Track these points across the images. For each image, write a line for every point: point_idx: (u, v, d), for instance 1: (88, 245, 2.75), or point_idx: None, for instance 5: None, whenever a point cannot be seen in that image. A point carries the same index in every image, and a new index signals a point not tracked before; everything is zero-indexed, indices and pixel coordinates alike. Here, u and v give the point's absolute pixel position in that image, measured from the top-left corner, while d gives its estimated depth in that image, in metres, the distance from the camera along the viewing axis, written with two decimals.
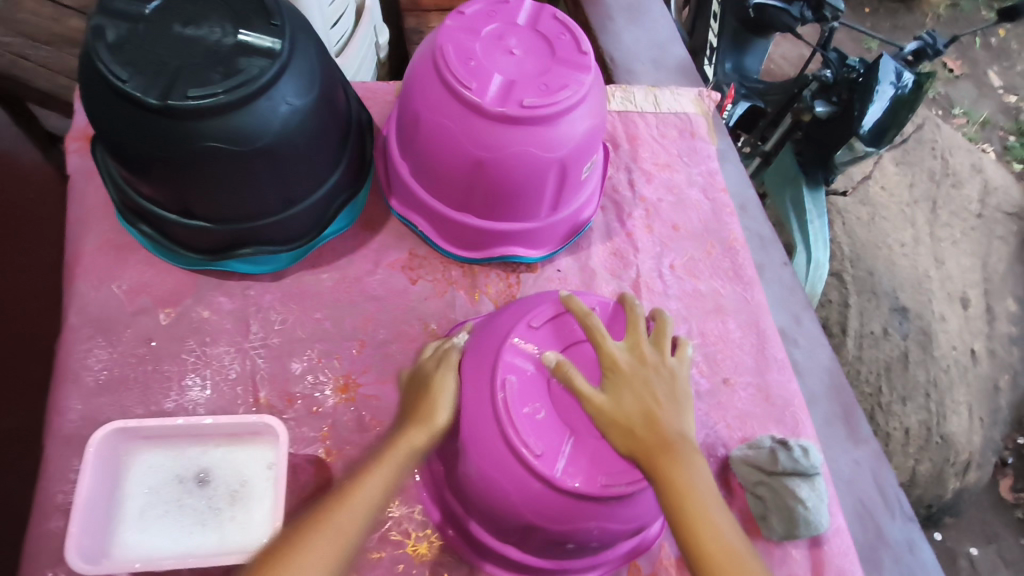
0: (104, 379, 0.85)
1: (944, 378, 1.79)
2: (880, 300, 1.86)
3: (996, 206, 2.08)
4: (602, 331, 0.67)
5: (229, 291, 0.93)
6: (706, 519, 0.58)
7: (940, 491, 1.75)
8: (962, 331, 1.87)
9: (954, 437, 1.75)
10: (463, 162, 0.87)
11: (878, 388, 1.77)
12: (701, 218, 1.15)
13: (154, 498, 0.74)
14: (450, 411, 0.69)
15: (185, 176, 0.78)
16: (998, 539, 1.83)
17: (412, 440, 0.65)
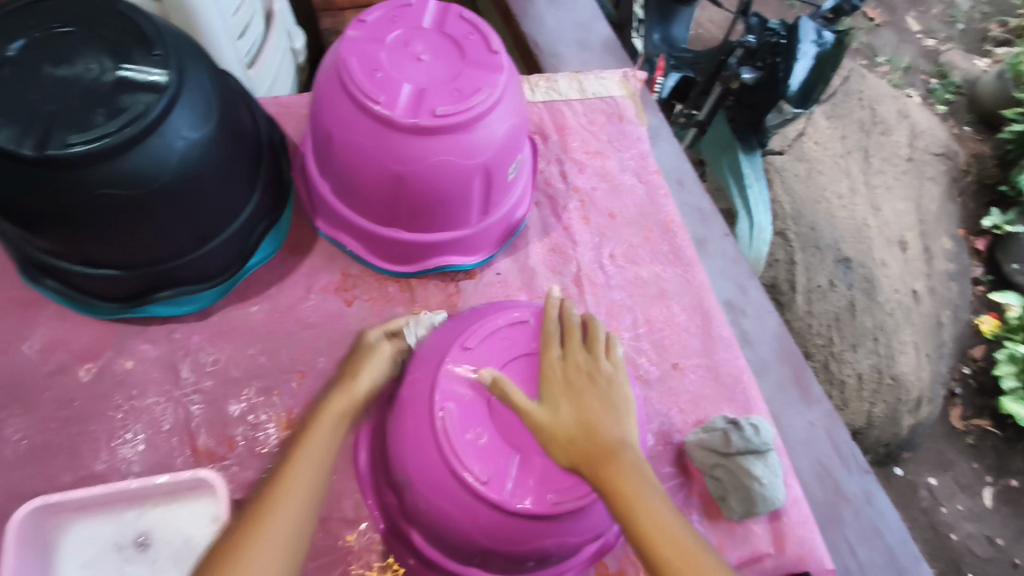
0: (26, 448, 0.80)
1: (889, 321, 1.85)
2: (825, 254, 1.91)
3: (925, 148, 2.14)
4: (548, 338, 0.68)
5: (152, 337, 0.88)
6: (658, 523, 0.56)
7: (895, 429, 1.82)
8: (904, 274, 1.93)
9: (904, 376, 1.81)
10: (381, 178, 0.83)
11: (829, 338, 1.83)
12: (637, 203, 1.14)
13: (92, 570, 0.71)
14: (371, 380, 0.76)
15: (80, 225, 0.73)
16: (954, 467, 1.90)
17: (344, 403, 0.73)
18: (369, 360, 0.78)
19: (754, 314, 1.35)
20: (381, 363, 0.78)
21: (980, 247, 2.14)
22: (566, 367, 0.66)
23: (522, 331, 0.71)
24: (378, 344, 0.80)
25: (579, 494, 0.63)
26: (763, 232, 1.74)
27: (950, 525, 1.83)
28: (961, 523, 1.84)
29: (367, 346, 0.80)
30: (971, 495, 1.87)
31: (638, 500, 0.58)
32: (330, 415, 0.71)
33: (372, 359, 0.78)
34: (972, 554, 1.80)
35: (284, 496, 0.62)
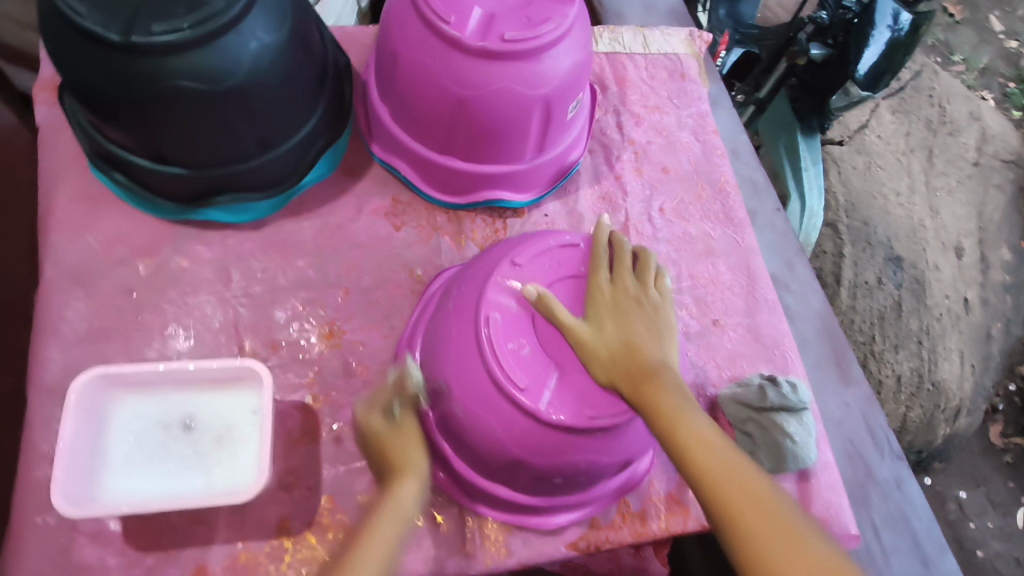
0: (85, 330, 0.84)
1: (936, 326, 1.79)
2: (875, 251, 1.84)
3: (993, 154, 2.05)
4: (597, 261, 0.68)
5: (208, 240, 0.91)
6: (698, 437, 0.58)
7: (930, 437, 1.76)
8: (956, 281, 1.86)
9: (945, 384, 1.76)
10: (444, 102, 0.84)
11: (871, 337, 1.77)
12: (691, 160, 1.13)
13: (140, 443, 0.74)
14: (421, 458, 0.68)
15: (154, 118, 0.76)
16: (987, 483, 1.85)
17: (392, 522, 0.62)
18: (407, 441, 0.69)
19: (799, 292, 1.32)
20: (418, 441, 0.69)
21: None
22: (614, 289, 0.66)
23: (572, 255, 0.71)
24: (404, 419, 0.71)
25: (614, 412, 0.64)
26: (815, 216, 1.68)
27: (977, 541, 1.78)
28: (988, 541, 1.78)
29: (391, 426, 0.70)
30: (1000, 513, 1.82)
31: (681, 415, 0.59)
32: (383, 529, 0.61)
33: (410, 440, 0.69)
34: (996, 572, 1.74)
35: None
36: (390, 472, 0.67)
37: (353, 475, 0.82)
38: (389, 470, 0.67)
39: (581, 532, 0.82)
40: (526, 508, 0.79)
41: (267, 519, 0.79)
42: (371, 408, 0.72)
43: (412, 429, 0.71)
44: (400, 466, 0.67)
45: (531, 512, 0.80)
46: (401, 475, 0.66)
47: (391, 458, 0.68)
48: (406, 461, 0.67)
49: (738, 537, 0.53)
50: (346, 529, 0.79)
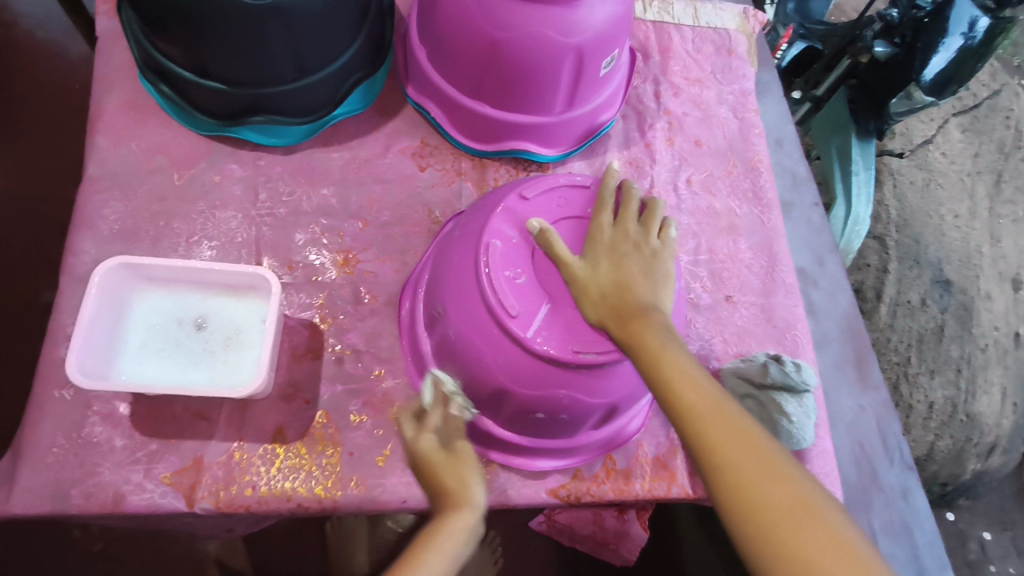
0: (118, 229, 0.88)
1: (979, 357, 1.62)
2: (923, 271, 1.66)
3: None
4: (603, 203, 0.68)
5: (241, 159, 0.95)
6: (683, 374, 0.58)
7: (957, 470, 1.62)
8: (1009, 313, 1.69)
9: (981, 417, 1.61)
10: (478, 43, 0.85)
11: (906, 358, 1.61)
12: (726, 136, 1.11)
13: (155, 334, 0.79)
14: (481, 492, 0.63)
15: (198, 30, 0.79)
16: (1014, 528, 1.70)
17: (438, 560, 0.57)
18: (465, 477, 0.64)
19: (827, 289, 1.27)
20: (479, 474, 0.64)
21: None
22: (615, 232, 0.67)
23: (579, 197, 0.72)
24: (459, 448, 0.66)
25: (600, 349, 0.65)
26: (860, 224, 1.57)
27: None
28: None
29: (444, 455, 0.66)
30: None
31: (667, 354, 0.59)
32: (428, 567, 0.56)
33: (466, 470, 0.65)
34: None
35: None
36: (445, 502, 0.62)
37: (349, 396, 0.85)
38: (444, 498, 0.62)
39: (563, 480, 0.83)
40: (512, 447, 0.80)
41: (264, 424, 0.82)
42: (425, 434, 0.67)
43: (467, 460, 0.66)
44: (456, 495, 0.62)
45: (515, 453, 0.81)
46: (454, 506, 0.61)
47: (446, 484, 0.63)
48: (465, 491, 0.63)
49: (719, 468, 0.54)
50: (337, 445, 0.82)
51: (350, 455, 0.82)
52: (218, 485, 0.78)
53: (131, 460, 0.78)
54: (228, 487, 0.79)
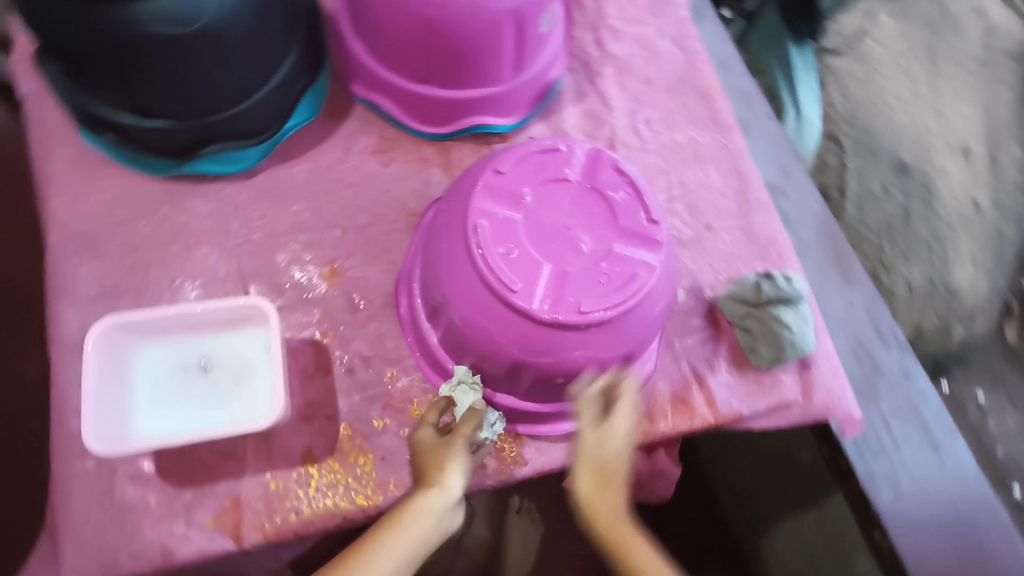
0: (97, 290, 0.87)
1: (946, 229, 1.68)
2: (881, 159, 1.71)
3: (1002, 48, 1.87)
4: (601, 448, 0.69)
5: (204, 193, 0.93)
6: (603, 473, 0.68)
7: (947, 342, 1.67)
8: (968, 184, 1.72)
9: (959, 287, 1.66)
10: (416, 25, 0.84)
11: (880, 246, 1.66)
12: (674, 70, 1.11)
13: (163, 386, 0.79)
14: (459, 476, 0.70)
15: (131, 69, 0.77)
16: (1006, 384, 1.69)
17: (407, 541, 0.65)
18: (442, 456, 0.70)
19: (797, 197, 1.31)
20: (459, 458, 0.70)
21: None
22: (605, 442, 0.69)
23: (555, 160, 0.71)
24: (452, 440, 0.72)
25: (605, 305, 0.66)
26: (812, 124, 1.59)
27: (999, 440, 1.64)
28: (1011, 439, 1.64)
29: (435, 442, 0.72)
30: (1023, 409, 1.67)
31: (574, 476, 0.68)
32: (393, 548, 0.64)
33: (450, 459, 0.70)
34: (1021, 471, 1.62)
35: None
36: (421, 482, 0.69)
37: (368, 403, 0.86)
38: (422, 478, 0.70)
39: None
40: (536, 416, 0.82)
41: (291, 449, 0.83)
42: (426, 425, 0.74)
43: (457, 456, 0.71)
44: (430, 476, 0.69)
45: (539, 421, 0.83)
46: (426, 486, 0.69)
47: (430, 471, 0.70)
48: (444, 476, 0.69)
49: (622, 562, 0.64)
50: (367, 453, 0.83)
51: (383, 460, 0.83)
52: (262, 517, 0.79)
53: (169, 513, 0.79)
54: (272, 519, 0.80)
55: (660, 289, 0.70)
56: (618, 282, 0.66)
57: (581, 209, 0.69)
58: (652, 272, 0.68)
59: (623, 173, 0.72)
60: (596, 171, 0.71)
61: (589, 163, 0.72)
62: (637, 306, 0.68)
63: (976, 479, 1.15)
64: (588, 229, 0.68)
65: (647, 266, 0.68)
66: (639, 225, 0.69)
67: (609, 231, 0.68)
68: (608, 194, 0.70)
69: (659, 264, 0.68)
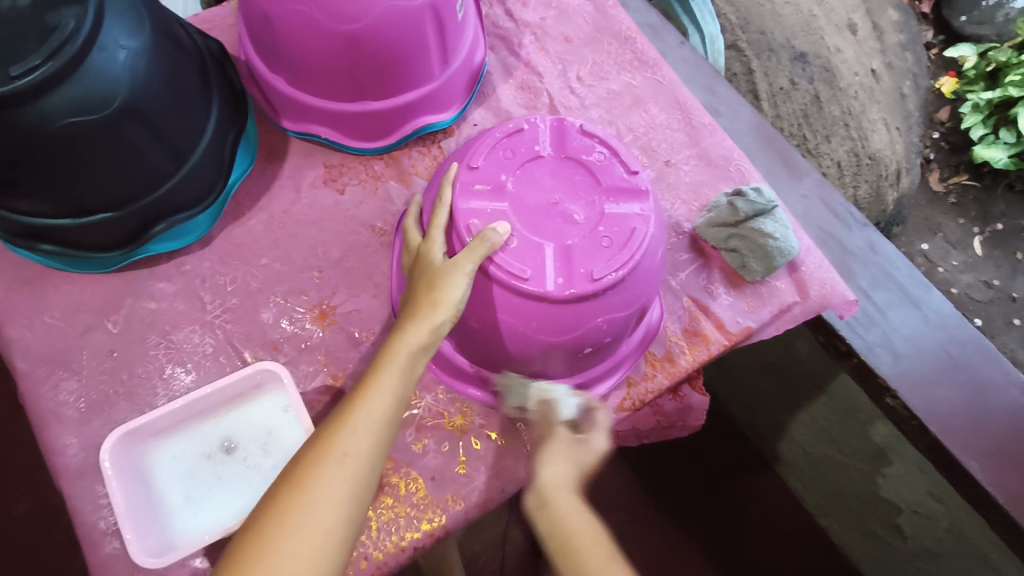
0: (86, 406, 0.82)
1: (856, 104, 1.75)
2: (779, 55, 1.77)
3: None
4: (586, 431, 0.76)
5: (165, 275, 0.88)
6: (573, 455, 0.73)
7: (883, 207, 1.74)
8: (860, 56, 1.82)
9: (880, 153, 1.73)
10: (335, 44, 0.81)
11: (803, 137, 1.71)
12: (589, 21, 1.12)
13: (193, 479, 0.76)
14: (460, 296, 0.65)
15: (58, 169, 0.72)
16: (943, 228, 1.82)
17: (403, 369, 0.63)
18: (443, 278, 0.64)
19: (728, 111, 1.35)
20: (464, 276, 0.64)
21: (925, 10, 1.99)
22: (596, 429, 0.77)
23: (524, 141, 0.71)
24: (456, 259, 0.64)
25: (615, 266, 0.66)
26: (716, 40, 1.62)
27: (949, 281, 1.76)
28: (959, 277, 1.76)
29: (439, 265, 0.66)
30: (964, 250, 1.79)
31: (553, 489, 0.68)
32: (377, 407, 0.61)
33: (449, 275, 0.64)
34: (975, 303, 1.73)
35: (346, 445, 0.58)
36: (422, 300, 0.65)
37: (400, 430, 0.84)
38: (423, 295, 0.65)
39: (623, 393, 0.88)
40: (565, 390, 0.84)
41: None
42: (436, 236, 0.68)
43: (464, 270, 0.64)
44: (432, 296, 0.64)
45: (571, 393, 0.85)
46: (427, 302, 0.65)
47: (426, 293, 0.65)
48: (442, 298, 0.64)
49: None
50: (415, 478, 0.82)
51: (433, 480, 0.82)
52: None
53: None
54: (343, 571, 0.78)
55: (659, 235, 0.71)
56: (620, 241, 0.67)
57: (564, 180, 0.69)
58: (647, 222, 0.68)
59: (591, 135, 0.72)
60: (566, 140, 0.71)
61: (557, 135, 0.72)
62: (644, 259, 0.68)
63: (958, 318, 1.24)
64: (576, 198, 0.68)
65: (642, 217, 0.68)
66: (622, 180, 0.69)
67: (595, 195, 0.69)
68: (584, 159, 0.70)
69: (652, 212, 0.69)
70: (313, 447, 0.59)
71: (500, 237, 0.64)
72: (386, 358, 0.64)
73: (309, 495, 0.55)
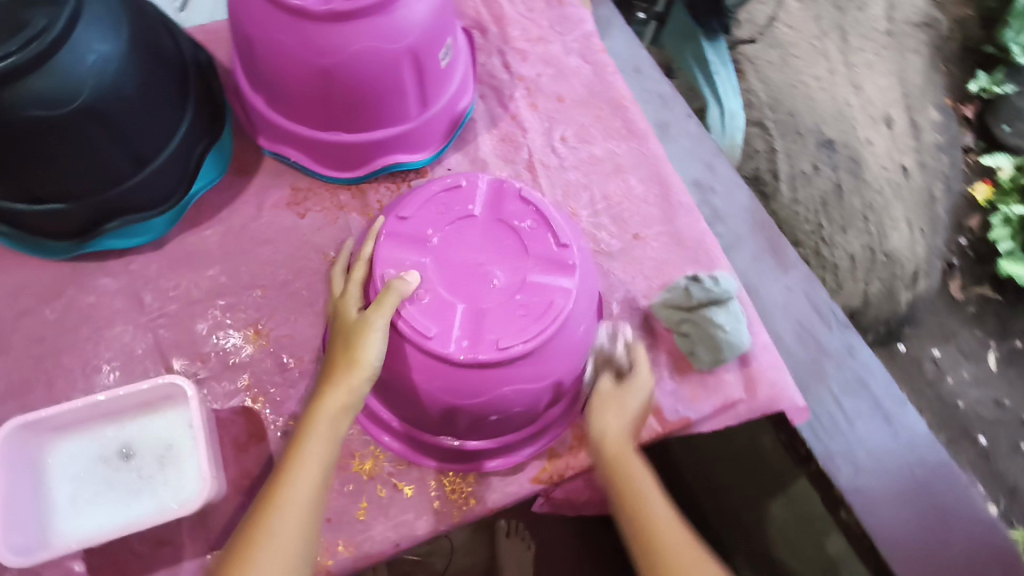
0: (5, 388, 0.82)
1: (879, 199, 1.65)
2: (806, 138, 1.68)
3: (903, 19, 1.92)
4: (613, 416, 0.79)
5: (111, 271, 0.89)
6: (626, 458, 0.75)
7: (894, 306, 1.65)
8: (891, 151, 1.72)
9: (897, 252, 1.64)
10: (309, 75, 0.82)
11: (818, 224, 1.60)
12: (584, 83, 1.11)
13: (84, 481, 0.75)
14: (377, 353, 0.64)
15: (13, 156, 0.73)
16: (957, 337, 1.73)
17: (323, 437, 0.62)
18: (356, 334, 0.63)
19: (724, 190, 1.32)
20: (378, 333, 0.63)
21: (968, 115, 1.90)
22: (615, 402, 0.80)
23: (458, 198, 0.71)
24: (369, 312, 0.63)
25: (525, 337, 0.64)
26: (736, 117, 1.57)
27: (957, 393, 1.68)
28: (967, 391, 1.68)
29: (353, 318, 0.65)
30: (976, 362, 1.71)
31: (605, 438, 0.77)
32: (303, 483, 0.60)
33: (366, 332, 0.63)
34: (982, 419, 1.65)
35: (274, 530, 0.57)
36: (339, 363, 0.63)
37: None
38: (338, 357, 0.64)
39: (542, 464, 0.85)
40: (480, 451, 0.83)
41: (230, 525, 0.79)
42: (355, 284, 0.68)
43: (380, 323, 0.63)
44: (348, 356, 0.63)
45: (488, 454, 0.84)
46: (343, 367, 0.63)
47: (343, 354, 0.63)
48: (359, 358, 0.63)
49: (647, 540, 0.70)
50: None
51: (328, 522, 0.80)
52: None
53: None
54: None
55: (585, 310, 0.70)
56: (537, 312, 0.65)
57: (491, 243, 0.69)
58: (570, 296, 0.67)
59: (528, 202, 0.71)
60: (502, 204, 0.71)
61: (495, 197, 0.72)
62: (559, 334, 0.66)
63: (929, 439, 1.18)
64: (500, 263, 0.68)
65: (566, 291, 0.67)
66: (552, 251, 0.69)
67: (522, 262, 0.68)
68: (515, 225, 0.70)
69: (576, 288, 0.67)
70: (244, 534, 0.58)
71: (408, 286, 0.65)
72: (307, 430, 0.62)
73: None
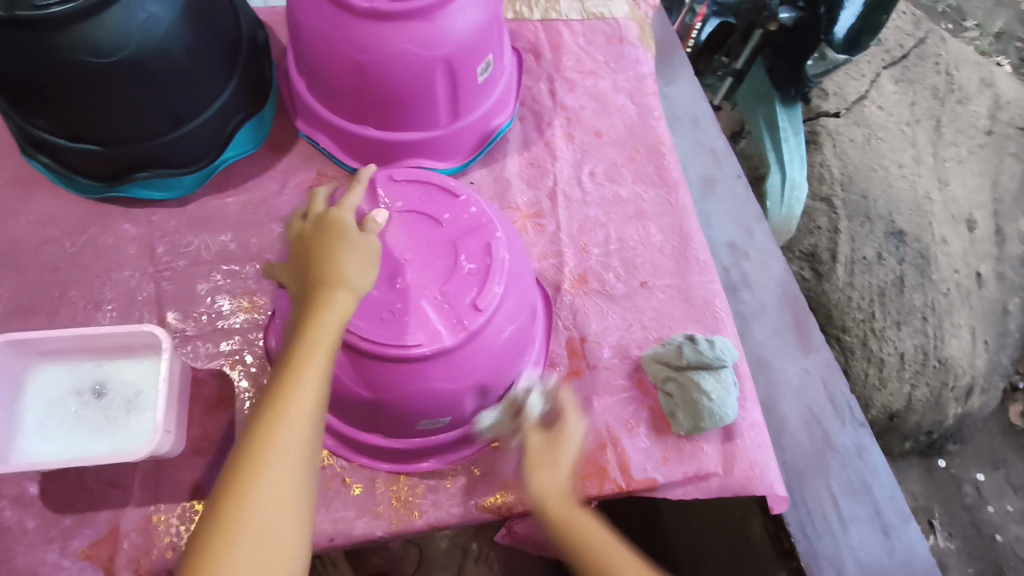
0: (12, 306, 0.87)
1: (943, 301, 1.49)
2: (874, 225, 1.53)
3: (1009, 121, 1.75)
4: (544, 461, 0.76)
5: (134, 218, 0.94)
6: (579, 521, 0.71)
7: (939, 417, 1.50)
8: (967, 254, 1.56)
9: (953, 360, 1.48)
10: (345, 67, 0.84)
11: (870, 313, 1.47)
12: (626, 123, 1.10)
13: (53, 410, 0.78)
14: (364, 273, 0.65)
15: (58, 95, 0.78)
16: (1007, 465, 1.60)
17: (326, 336, 0.60)
18: (344, 254, 0.64)
19: (759, 259, 1.23)
20: (369, 256, 0.65)
21: None
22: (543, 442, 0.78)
23: (439, 203, 0.79)
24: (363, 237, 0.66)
25: (382, 348, 0.70)
26: (798, 187, 1.45)
27: (997, 525, 1.53)
28: (1009, 526, 1.53)
29: (339, 236, 0.65)
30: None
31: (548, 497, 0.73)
32: (312, 385, 0.58)
33: (357, 255, 0.64)
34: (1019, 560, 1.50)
35: (286, 434, 0.55)
36: (328, 276, 0.62)
37: None
38: (327, 270, 0.63)
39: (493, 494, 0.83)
40: (398, 454, 0.83)
41: (179, 483, 0.80)
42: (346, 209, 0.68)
43: (366, 248, 0.66)
44: (338, 273, 0.62)
45: (398, 458, 0.83)
46: (334, 280, 0.62)
47: (335, 267, 0.63)
48: (349, 274, 0.63)
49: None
50: None
51: None
52: (137, 552, 0.76)
53: (45, 539, 0.76)
54: (147, 555, 0.76)
55: (475, 355, 0.74)
56: (394, 325, 0.70)
57: (428, 257, 0.75)
58: (452, 336, 0.72)
59: (490, 253, 0.75)
60: (471, 236, 0.76)
61: (471, 228, 0.77)
62: (414, 360, 0.71)
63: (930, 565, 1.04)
64: (417, 274, 0.73)
65: (436, 331, 0.71)
66: (462, 301, 0.73)
67: (431, 291, 0.73)
68: (460, 261, 0.75)
69: (450, 340, 0.71)
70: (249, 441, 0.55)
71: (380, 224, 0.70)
72: (307, 343, 0.59)
73: (265, 480, 0.53)
